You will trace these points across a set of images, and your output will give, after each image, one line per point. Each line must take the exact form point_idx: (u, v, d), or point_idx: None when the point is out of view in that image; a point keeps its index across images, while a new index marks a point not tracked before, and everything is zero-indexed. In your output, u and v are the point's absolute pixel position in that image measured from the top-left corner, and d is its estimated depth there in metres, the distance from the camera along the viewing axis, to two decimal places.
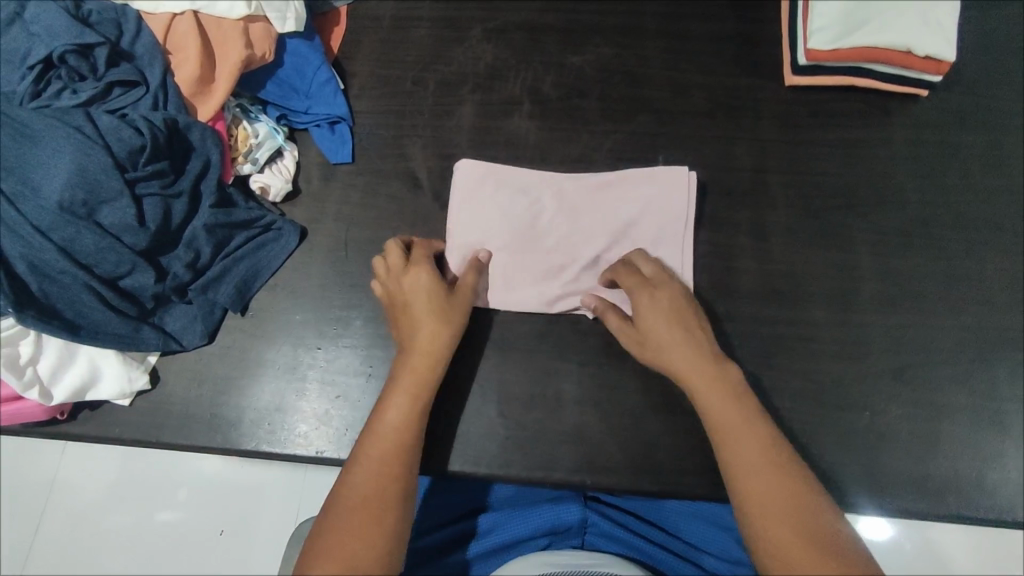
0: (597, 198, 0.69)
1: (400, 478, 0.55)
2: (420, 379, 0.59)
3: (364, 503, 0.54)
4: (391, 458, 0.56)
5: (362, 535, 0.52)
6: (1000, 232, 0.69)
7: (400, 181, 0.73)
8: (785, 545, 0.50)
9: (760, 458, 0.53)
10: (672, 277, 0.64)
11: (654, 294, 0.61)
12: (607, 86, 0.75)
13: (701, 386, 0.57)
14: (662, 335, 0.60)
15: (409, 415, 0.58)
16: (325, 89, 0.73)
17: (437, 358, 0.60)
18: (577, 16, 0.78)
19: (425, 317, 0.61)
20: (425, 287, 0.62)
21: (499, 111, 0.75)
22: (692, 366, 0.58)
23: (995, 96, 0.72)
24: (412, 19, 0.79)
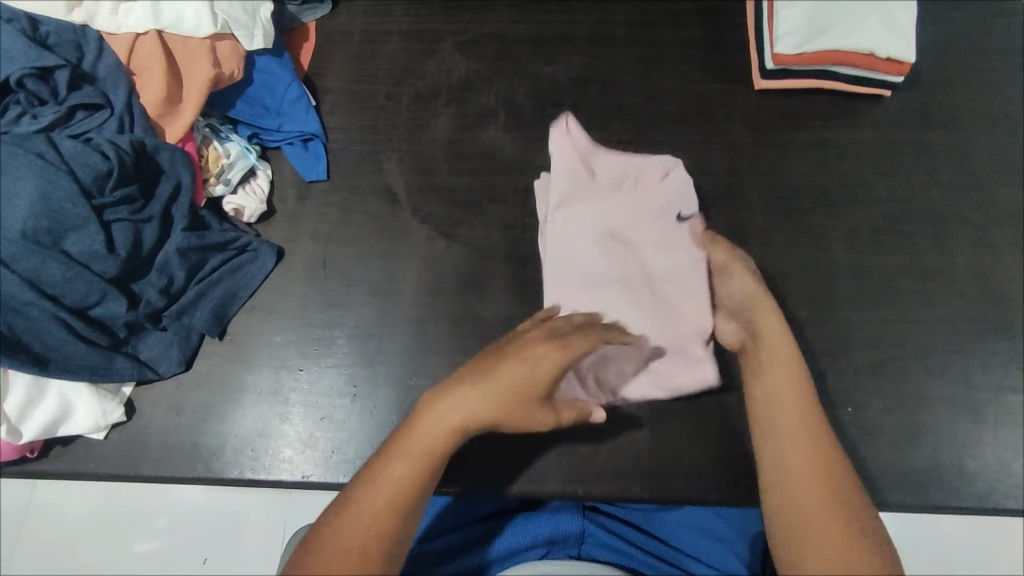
0: (662, 241, 0.69)
1: (408, 513, 0.51)
2: (454, 430, 0.54)
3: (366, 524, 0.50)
4: (400, 497, 0.51)
5: (363, 556, 0.48)
6: (967, 226, 0.71)
7: (377, 195, 0.72)
8: (802, 497, 0.52)
9: (805, 420, 0.55)
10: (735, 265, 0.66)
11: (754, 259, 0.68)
12: (580, 95, 0.76)
13: (777, 346, 0.60)
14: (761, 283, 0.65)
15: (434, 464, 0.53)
16: (297, 106, 0.72)
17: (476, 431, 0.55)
18: (548, 25, 0.79)
19: (506, 407, 0.55)
20: (537, 378, 0.57)
21: (475, 122, 0.75)
22: (775, 325, 0.61)
23: (955, 94, 0.75)
24: (383, 34, 0.79)
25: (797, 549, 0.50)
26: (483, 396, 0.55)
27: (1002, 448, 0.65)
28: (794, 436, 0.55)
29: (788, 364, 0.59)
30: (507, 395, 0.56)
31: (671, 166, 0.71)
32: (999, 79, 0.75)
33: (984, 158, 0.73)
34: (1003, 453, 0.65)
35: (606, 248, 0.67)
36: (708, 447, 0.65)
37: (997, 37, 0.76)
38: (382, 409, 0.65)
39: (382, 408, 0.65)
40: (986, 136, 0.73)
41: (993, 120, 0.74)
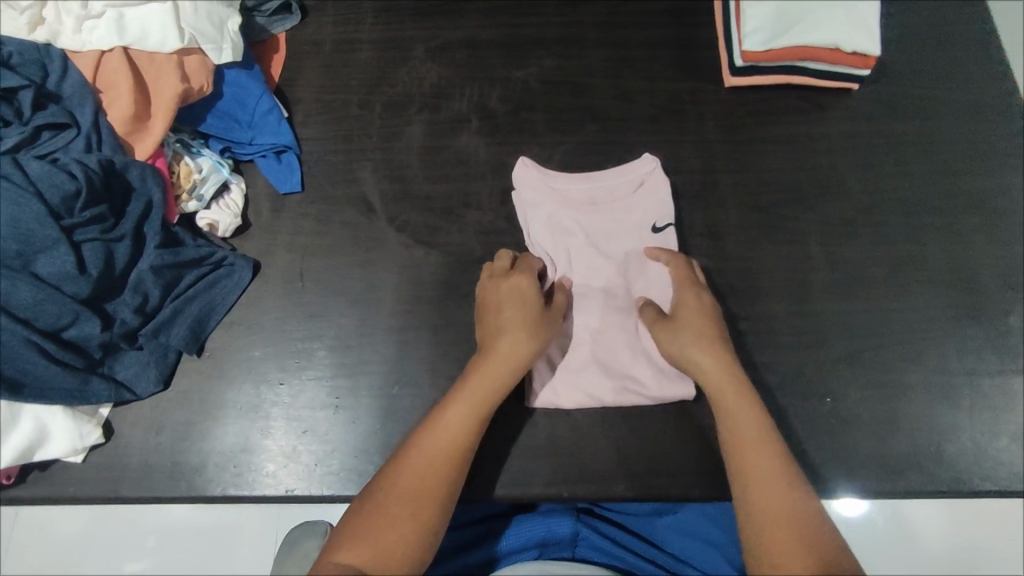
0: (635, 253, 0.70)
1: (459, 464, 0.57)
2: (491, 375, 0.60)
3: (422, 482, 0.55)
4: (452, 451, 0.57)
5: (412, 515, 0.52)
6: (936, 214, 0.72)
7: (352, 205, 0.72)
8: (767, 524, 0.52)
9: (761, 447, 0.56)
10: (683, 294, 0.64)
11: (698, 296, 0.64)
12: (551, 98, 0.78)
13: (725, 395, 0.59)
14: (695, 333, 0.62)
15: (477, 415, 0.59)
16: (269, 118, 0.72)
17: (511, 370, 0.61)
18: (517, 32, 0.81)
19: (523, 339, 0.61)
20: (528, 294, 0.63)
21: (448, 129, 0.76)
22: (718, 374, 0.60)
23: (921, 85, 0.76)
24: (354, 43, 0.81)
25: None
26: (515, 331, 0.61)
27: (979, 433, 0.65)
28: (755, 493, 0.54)
29: (739, 412, 0.58)
30: (527, 323, 0.62)
31: (650, 169, 0.71)
32: (963, 68, 0.76)
33: (952, 147, 0.74)
34: (981, 438, 0.65)
35: (577, 264, 0.69)
36: (690, 443, 0.65)
37: (959, 27, 0.78)
38: (364, 419, 0.64)
39: (364, 418, 0.64)
40: (953, 125, 0.75)
41: (960, 109, 0.75)
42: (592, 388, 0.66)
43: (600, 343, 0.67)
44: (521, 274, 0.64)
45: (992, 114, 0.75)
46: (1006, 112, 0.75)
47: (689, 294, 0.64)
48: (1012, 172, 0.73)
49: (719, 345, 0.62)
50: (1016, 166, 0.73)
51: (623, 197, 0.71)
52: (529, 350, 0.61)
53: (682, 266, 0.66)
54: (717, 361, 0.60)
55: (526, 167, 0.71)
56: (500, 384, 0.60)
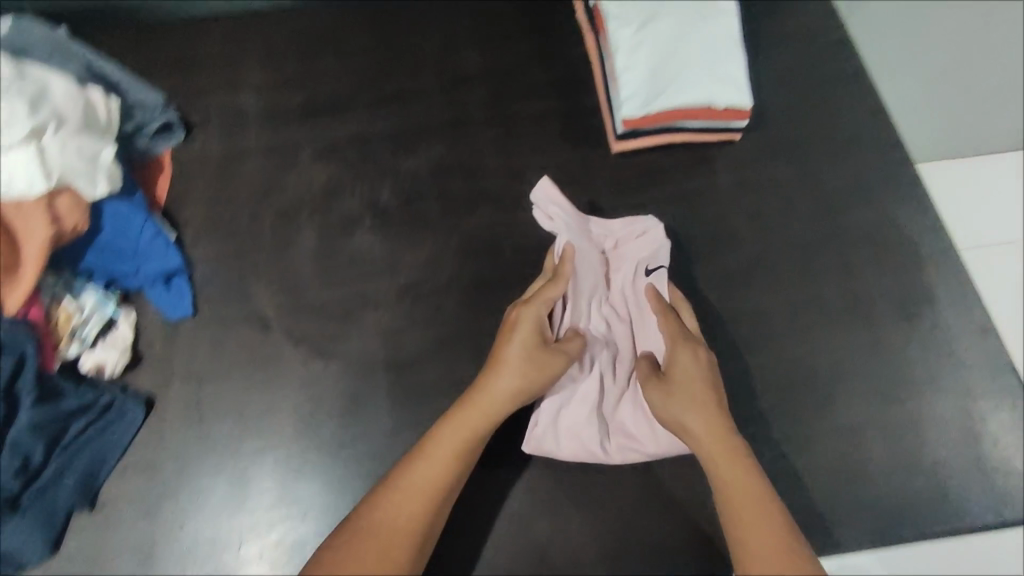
0: (635, 304, 0.69)
1: (436, 507, 0.55)
2: (486, 413, 0.59)
3: (390, 523, 0.53)
4: (430, 494, 0.55)
5: (374, 560, 0.51)
6: (830, 255, 0.72)
7: (248, 323, 0.71)
8: None
9: (759, 511, 0.53)
10: (679, 350, 0.62)
11: (693, 352, 0.62)
12: (442, 184, 0.77)
13: (720, 465, 0.56)
14: (689, 399, 0.59)
15: (465, 456, 0.58)
16: (155, 244, 0.71)
17: (507, 409, 0.60)
18: (406, 121, 0.81)
19: (526, 376, 0.60)
20: (537, 327, 0.62)
21: (340, 229, 0.75)
22: (713, 443, 0.57)
23: (801, 125, 0.77)
24: (241, 154, 0.80)
25: None
26: (518, 368, 0.60)
27: (900, 474, 0.64)
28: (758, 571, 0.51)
29: (739, 484, 0.55)
30: (532, 359, 0.60)
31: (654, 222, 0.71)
32: (837, 105, 0.78)
33: (838, 183, 0.75)
34: (902, 479, 0.64)
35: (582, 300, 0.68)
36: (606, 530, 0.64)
37: (825, 68, 0.80)
38: (269, 553, 0.62)
39: (269, 551, 0.62)
40: (835, 162, 0.76)
41: (839, 145, 0.76)
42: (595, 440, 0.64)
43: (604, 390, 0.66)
44: (535, 304, 0.63)
45: (867, 148, 0.77)
46: (880, 145, 0.77)
47: (683, 349, 0.62)
48: (895, 202, 0.74)
49: (717, 405, 0.59)
50: (896, 195, 0.74)
51: (628, 247, 0.71)
52: (531, 386, 0.60)
53: (674, 321, 0.64)
54: (710, 419, 0.58)
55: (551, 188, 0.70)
56: (489, 423, 0.59)
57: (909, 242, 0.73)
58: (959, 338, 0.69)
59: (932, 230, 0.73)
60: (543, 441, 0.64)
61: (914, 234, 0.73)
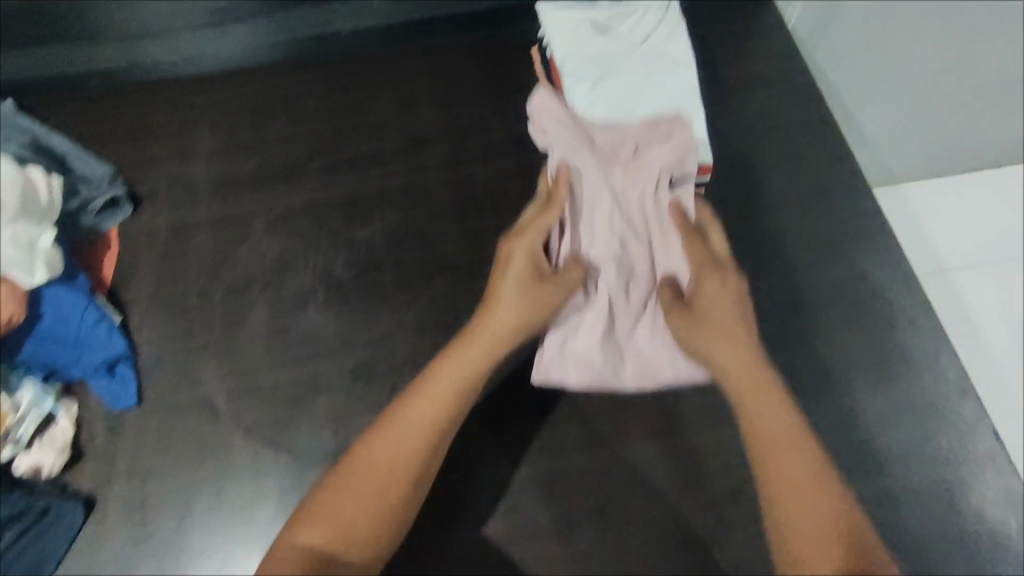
0: (654, 227, 0.68)
1: (434, 446, 0.56)
2: (483, 349, 0.60)
3: (384, 459, 0.55)
4: (428, 434, 0.56)
5: (363, 494, 0.53)
6: (801, 315, 0.69)
7: (194, 410, 0.68)
8: (803, 528, 0.50)
9: (793, 444, 0.53)
10: (699, 274, 0.61)
11: (718, 279, 0.61)
12: (400, 252, 0.75)
13: (753, 400, 0.56)
14: (717, 330, 0.59)
15: (463, 394, 0.58)
16: (97, 331, 0.68)
17: (506, 344, 0.61)
18: (362, 185, 0.79)
19: (520, 311, 0.61)
20: (532, 261, 0.62)
21: (293, 305, 0.72)
22: (744, 380, 0.57)
23: (765, 181, 0.76)
24: (191, 227, 0.78)
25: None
26: (512, 303, 0.61)
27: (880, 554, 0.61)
28: (787, 507, 0.51)
29: (772, 418, 0.55)
30: (526, 293, 0.61)
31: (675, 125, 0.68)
32: (801, 156, 0.77)
33: (806, 238, 0.73)
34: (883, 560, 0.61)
35: (589, 222, 0.67)
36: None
37: (786, 120, 0.79)
38: None
39: None
40: (802, 216, 0.74)
41: (805, 199, 0.75)
42: (604, 362, 0.65)
43: (619, 312, 0.66)
44: (529, 234, 0.63)
45: (835, 200, 0.75)
46: (848, 198, 0.75)
47: (707, 274, 0.61)
48: (866, 257, 0.72)
49: (742, 316, 0.60)
50: (866, 249, 0.73)
51: (642, 163, 0.68)
52: (526, 316, 0.61)
53: (700, 245, 0.63)
54: (739, 350, 0.58)
55: (548, 95, 0.69)
56: (488, 362, 0.60)
57: (882, 298, 0.70)
58: (939, 401, 0.66)
59: (905, 285, 0.71)
60: (551, 369, 0.66)
61: (886, 289, 0.71)
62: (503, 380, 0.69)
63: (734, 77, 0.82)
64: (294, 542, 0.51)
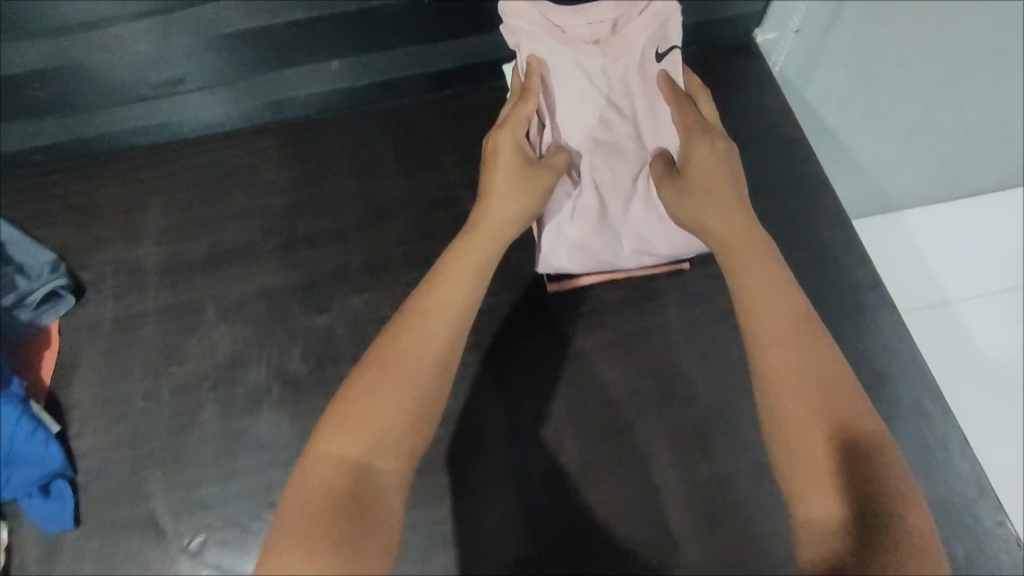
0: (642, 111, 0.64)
1: (459, 331, 0.50)
2: (493, 236, 0.55)
3: (412, 353, 0.48)
4: (452, 322, 0.50)
5: (391, 389, 0.46)
6: None
7: (139, 528, 0.63)
8: (815, 459, 0.45)
9: (822, 368, 0.47)
10: (700, 140, 0.56)
11: (711, 146, 0.56)
12: (361, 341, 0.70)
13: (777, 317, 0.50)
14: (710, 196, 0.55)
15: (481, 277, 0.53)
16: (32, 443, 0.62)
17: (514, 230, 0.56)
18: (322, 265, 0.74)
19: (523, 195, 0.56)
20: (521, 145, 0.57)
21: (246, 405, 0.67)
22: (777, 301, 0.50)
23: None
24: (137, 316, 0.73)
25: (804, 513, 0.45)
26: (517, 184, 0.56)
27: None
28: (804, 433, 0.45)
29: (801, 344, 0.49)
30: (524, 176, 0.57)
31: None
32: (788, 224, 0.73)
33: None
34: None
35: (575, 125, 0.63)
36: None
37: (773, 182, 0.76)
38: None
39: None
40: None
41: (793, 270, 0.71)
42: (603, 246, 0.67)
43: (608, 192, 0.66)
44: (515, 122, 0.58)
45: (826, 271, 0.71)
46: (844, 270, 0.71)
47: (700, 141, 0.56)
48: (866, 336, 0.68)
49: (723, 155, 0.56)
50: (861, 325, 0.69)
51: (623, 45, 0.61)
52: (532, 199, 0.57)
53: (690, 109, 0.58)
54: (770, 272, 0.52)
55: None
56: (501, 248, 0.55)
57: (886, 380, 0.66)
58: (946, 497, 0.63)
59: (912, 366, 0.67)
60: (551, 259, 0.67)
61: (883, 368, 0.67)
62: (469, 487, 0.64)
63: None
64: (323, 454, 0.44)
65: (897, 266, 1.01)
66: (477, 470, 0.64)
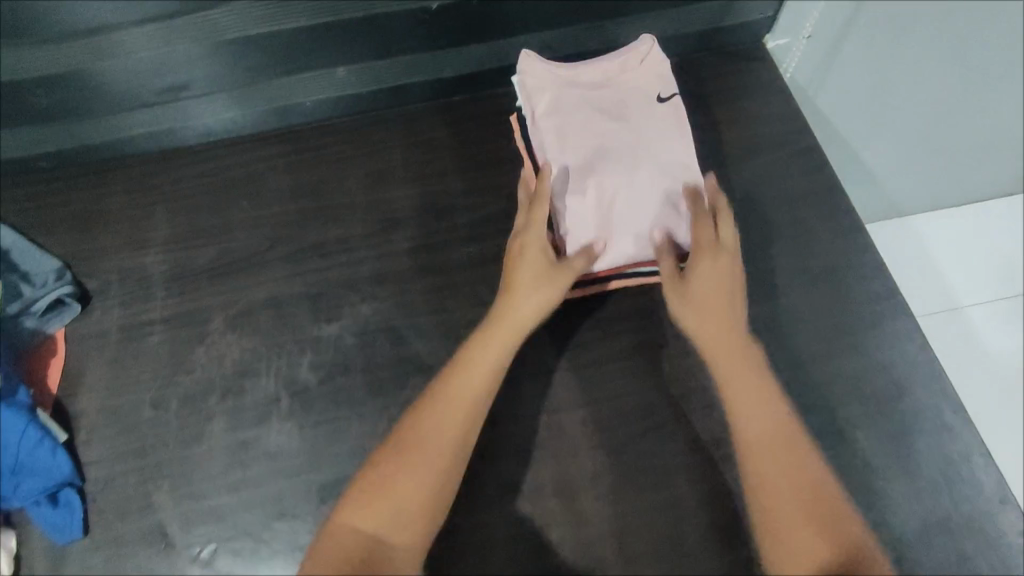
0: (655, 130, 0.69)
1: (472, 422, 0.57)
2: (511, 328, 0.60)
3: (431, 438, 0.55)
4: (467, 414, 0.57)
5: (406, 472, 0.54)
6: (812, 413, 0.65)
7: (147, 540, 0.62)
8: (802, 560, 0.51)
9: (803, 476, 0.54)
10: (705, 259, 0.62)
11: (714, 262, 0.62)
12: (370, 352, 0.70)
13: (766, 428, 0.56)
14: (710, 309, 0.61)
15: (495, 370, 0.59)
16: (37, 453, 0.62)
17: (532, 323, 0.61)
18: (332, 275, 0.74)
19: (538, 292, 0.61)
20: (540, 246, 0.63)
21: (255, 416, 0.67)
22: (767, 417, 0.56)
23: (763, 260, 0.72)
24: (145, 325, 0.72)
25: None
26: (533, 281, 0.62)
27: None
28: (789, 538, 0.52)
29: (790, 457, 0.55)
30: (539, 271, 0.62)
31: (647, 52, 0.71)
32: (801, 233, 0.74)
33: (808, 324, 0.69)
34: None
35: (595, 140, 0.68)
36: None
37: (788, 191, 0.76)
38: None
39: None
40: (806, 300, 0.70)
41: (808, 280, 0.71)
42: (628, 240, 0.66)
43: (629, 190, 0.67)
44: (535, 228, 0.63)
45: (842, 282, 0.71)
46: (858, 282, 0.71)
47: (705, 259, 0.62)
48: (880, 348, 0.68)
49: (727, 270, 0.62)
50: (877, 337, 0.69)
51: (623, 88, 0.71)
52: (548, 296, 0.61)
53: (703, 226, 0.64)
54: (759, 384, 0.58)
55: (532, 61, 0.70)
56: (517, 340, 0.61)
57: (903, 391, 0.67)
58: (963, 509, 0.63)
59: (928, 379, 0.67)
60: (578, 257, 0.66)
61: (899, 378, 0.67)
62: (483, 498, 0.63)
63: (730, 148, 0.78)
64: (342, 524, 0.52)
65: (902, 271, 1.02)
66: (490, 481, 0.64)
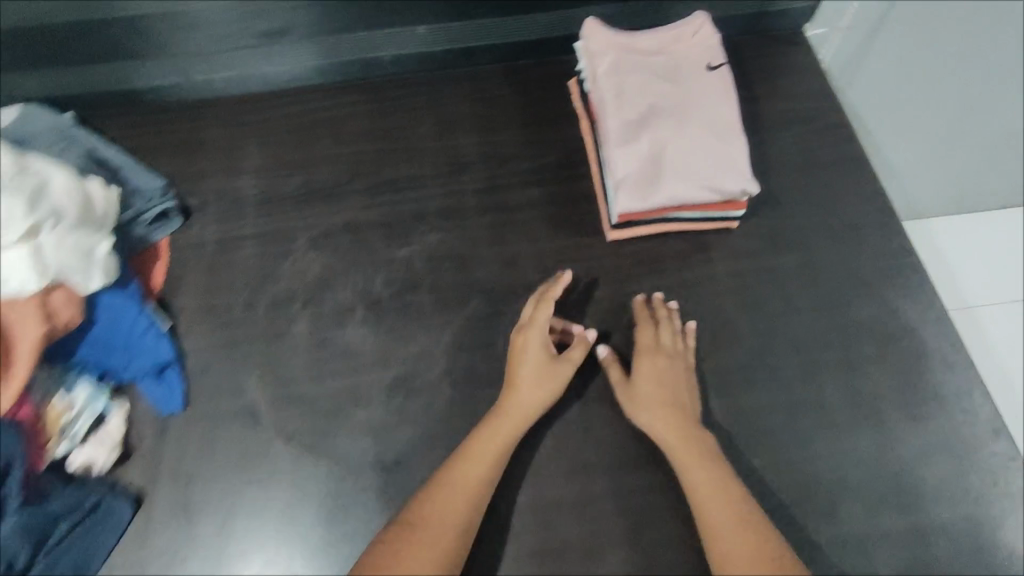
0: (704, 91, 0.77)
1: (477, 498, 0.61)
2: (516, 421, 0.66)
3: (437, 515, 0.59)
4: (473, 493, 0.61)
5: (417, 547, 0.57)
6: (829, 350, 0.73)
7: (238, 418, 0.71)
8: None
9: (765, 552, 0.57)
10: (649, 356, 0.69)
11: (655, 361, 0.69)
12: (436, 274, 0.78)
13: (721, 510, 0.60)
14: (657, 400, 0.67)
15: (500, 457, 0.64)
16: (146, 337, 0.71)
17: (535, 416, 0.67)
18: (404, 207, 0.83)
19: (541, 386, 0.67)
20: (541, 343, 0.69)
21: (334, 320, 0.76)
22: (722, 501, 0.61)
23: (794, 215, 0.80)
24: (237, 240, 0.81)
25: None
26: (534, 376, 0.68)
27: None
28: None
29: (746, 536, 0.58)
30: (539, 365, 0.68)
31: (699, 25, 0.80)
32: (830, 194, 0.82)
33: (831, 273, 0.77)
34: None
35: (648, 99, 0.76)
36: None
37: (820, 157, 0.84)
38: None
39: None
40: (831, 252, 0.78)
41: (836, 235, 0.79)
42: (677, 185, 0.73)
43: (679, 142, 0.75)
44: (535, 328, 0.70)
45: (865, 238, 0.79)
46: (878, 240, 0.79)
47: (648, 360, 0.69)
48: (897, 296, 0.76)
49: (667, 368, 0.69)
50: (894, 287, 0.77)
51: (677, 56, 0.79)
52: (549, 390, 0.67)
53: (648, 330, 0.71)
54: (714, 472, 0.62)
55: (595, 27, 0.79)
56: (520, 433, 0.66)
57: (914, 334, 0.74)
58: (965, 438, 0.70)
59: (939, 325, 0.75)
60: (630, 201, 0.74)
61: (913, 324, 0.75)
62: None
63: (769, 117, 0.86)
64: None
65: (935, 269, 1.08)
66: None
